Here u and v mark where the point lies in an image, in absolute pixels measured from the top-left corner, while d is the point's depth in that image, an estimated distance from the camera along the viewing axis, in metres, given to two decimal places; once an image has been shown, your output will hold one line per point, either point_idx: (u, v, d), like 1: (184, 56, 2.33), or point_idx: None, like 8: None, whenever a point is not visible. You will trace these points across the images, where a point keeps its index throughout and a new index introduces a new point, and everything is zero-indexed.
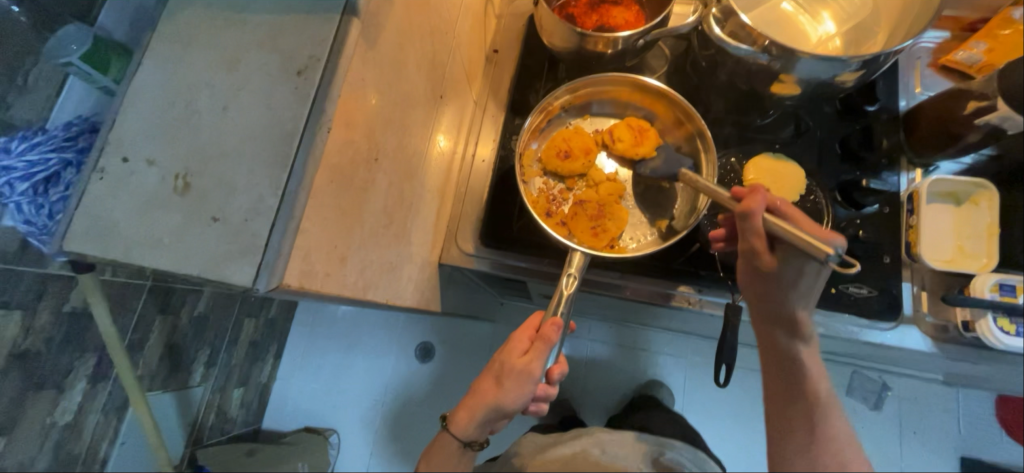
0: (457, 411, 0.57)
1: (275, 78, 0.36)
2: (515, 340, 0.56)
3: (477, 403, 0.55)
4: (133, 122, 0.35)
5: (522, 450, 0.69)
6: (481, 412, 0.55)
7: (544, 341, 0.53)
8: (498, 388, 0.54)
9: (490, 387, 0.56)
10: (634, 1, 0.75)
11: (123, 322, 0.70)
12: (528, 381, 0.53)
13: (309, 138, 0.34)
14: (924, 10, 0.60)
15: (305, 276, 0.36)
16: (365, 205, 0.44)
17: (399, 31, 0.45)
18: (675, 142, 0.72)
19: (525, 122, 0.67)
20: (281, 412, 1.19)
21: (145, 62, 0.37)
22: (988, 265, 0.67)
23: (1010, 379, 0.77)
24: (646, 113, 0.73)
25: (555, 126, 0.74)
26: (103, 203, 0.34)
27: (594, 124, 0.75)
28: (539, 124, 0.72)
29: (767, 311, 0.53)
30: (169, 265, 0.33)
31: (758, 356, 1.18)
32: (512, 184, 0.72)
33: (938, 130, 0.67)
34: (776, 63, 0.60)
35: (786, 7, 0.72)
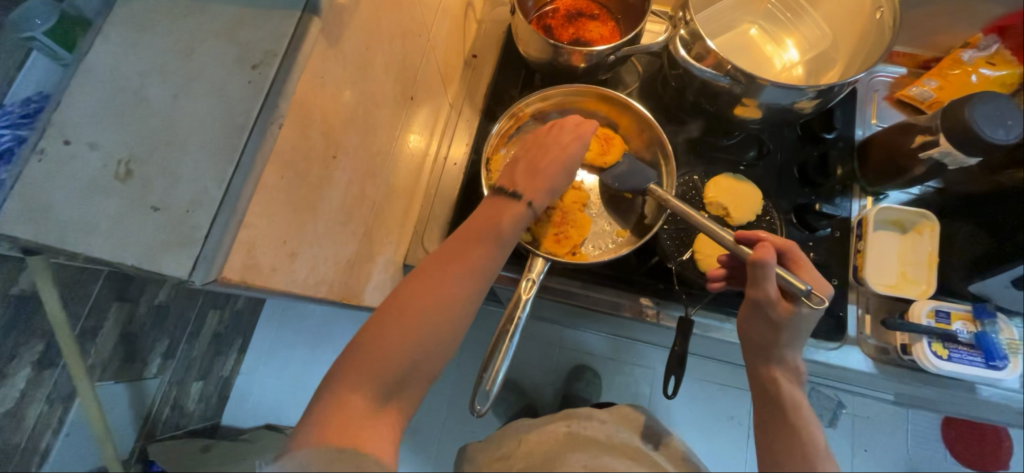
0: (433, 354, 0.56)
1: (230, 70, 0.36)
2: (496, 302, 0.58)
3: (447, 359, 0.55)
4: (78, 105, 0.35)
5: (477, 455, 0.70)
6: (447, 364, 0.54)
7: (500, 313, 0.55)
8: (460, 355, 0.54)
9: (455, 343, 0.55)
10: (610, 17, 0.77)
11: (75, 308, 0.66)
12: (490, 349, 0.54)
13: (259, 133, 0.34)
14: (877, 46, 0.63)
15: (248, 270, 0.35)
16: (321, 202, 0.44)
17: (366, 30, 0.45)
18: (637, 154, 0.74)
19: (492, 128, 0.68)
20: (241, 408, 1.17)
21: (97, 44, 0.36)
22: (926, 292, 0.71)
23: (947, 401, 0.81)
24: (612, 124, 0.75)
25: (524, 134, 0.75)
26: (40, 186, 0.33)
27: None
28: (507, 130, 0.73)
29: (754, 338, 0.55)
30: (105, 252, 0.33)
31: (721, 370, 1.21)
32: (481, 189, 0.72)
33: (888, 161, 0.71)
34: (737, 87, 0.62)
35: (753, 33, 0.75)
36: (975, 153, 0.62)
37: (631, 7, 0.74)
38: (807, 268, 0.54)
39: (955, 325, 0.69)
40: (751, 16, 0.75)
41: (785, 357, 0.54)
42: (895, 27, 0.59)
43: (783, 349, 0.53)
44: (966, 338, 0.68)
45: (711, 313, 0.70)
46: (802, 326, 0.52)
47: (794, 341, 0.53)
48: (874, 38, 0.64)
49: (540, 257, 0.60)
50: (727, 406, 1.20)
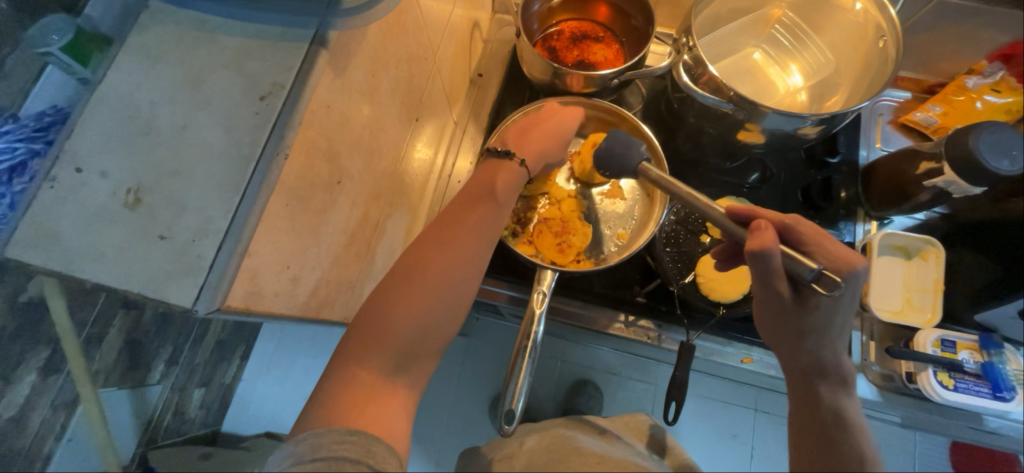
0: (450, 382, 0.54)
1: (236, 101, 0.36)
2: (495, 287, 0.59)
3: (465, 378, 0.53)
4: (89, 133, 0.35)
5: None
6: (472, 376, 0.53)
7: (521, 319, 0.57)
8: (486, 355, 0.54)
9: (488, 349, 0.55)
10: (614, 39, 0.78)
11: (81, 315, 0.65)
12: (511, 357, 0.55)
13: (265, 164, 0.35)
14: (881, 74, 0.63)
15: (251, 297, 0.36)
16: (324, 226, 0.45)
17: (372, 57, 0.46)
18: None
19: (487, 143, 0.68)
20: (243, 416, 1.17)
21: (109, 74, 0.37)
22: (931, 320, 0.70)
23: (953, 430, 0.80)
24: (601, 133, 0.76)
25: None
26: (50, 212, 0.34)
27: None
28: None
29: (778, 340, 0.49)
30: (110, 279, 0.33)
31: (725, 388, 1.19)
32: None
33: (892, 187, 0.70)
34: (740, 113, 0.62)
35: (757, 57, 0.76)
36: (979, 183, 0.61)
37: (636, 31, 0.75)
38: (824, 245, 0.46)
39: (961, 354, 0.68)
40: (755, 40, 0.76)
41: (818, 358, 0.48)
42: (897, 57, 0.60)
43: (812, 350, 0.47)
44: (972, 368, 0.67)
45: (713, 336, 0.70)
46: (827, 313, 0.45)
47: (821, 331, 0.46)
48: (877, 67, 0.64)
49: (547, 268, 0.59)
50: (730, 425, 1.19)
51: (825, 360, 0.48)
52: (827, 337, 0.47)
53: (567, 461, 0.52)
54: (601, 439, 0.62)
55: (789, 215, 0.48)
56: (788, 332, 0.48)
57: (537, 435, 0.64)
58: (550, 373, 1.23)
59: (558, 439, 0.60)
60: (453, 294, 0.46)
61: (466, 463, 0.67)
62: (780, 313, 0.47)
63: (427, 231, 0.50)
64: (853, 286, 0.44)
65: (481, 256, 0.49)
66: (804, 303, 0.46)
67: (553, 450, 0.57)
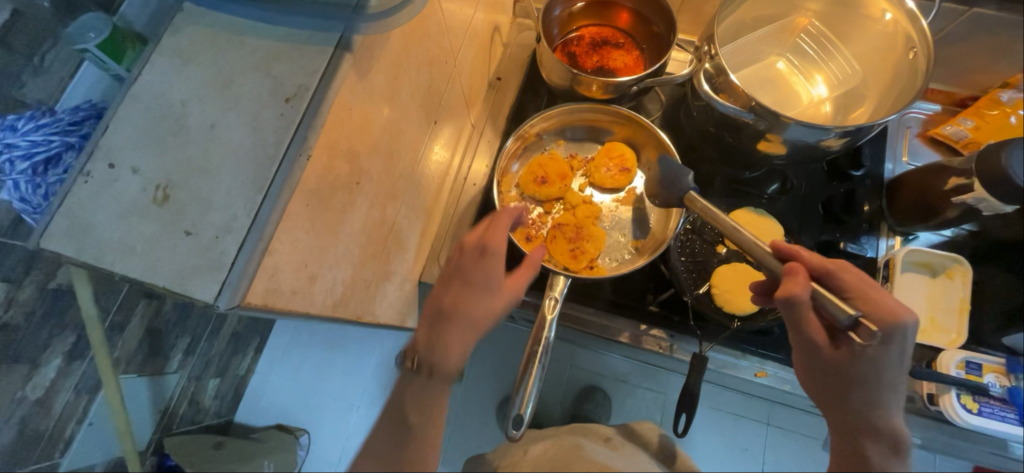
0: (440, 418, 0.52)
1: (263, 102, 0.37)
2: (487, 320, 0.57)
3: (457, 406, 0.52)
4: (124, 130, 0.37)
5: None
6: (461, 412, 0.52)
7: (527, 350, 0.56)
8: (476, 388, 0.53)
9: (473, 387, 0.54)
10: (635, 46, 0.77)
11: (106, 303, 0.67)
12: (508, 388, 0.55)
13: (288, 164, 0.36)
14: (910, 86, 0.61)
15: (270, 294, 0.37)
16: (342, 225, 0.46)
17: (394, 61, 0.47)
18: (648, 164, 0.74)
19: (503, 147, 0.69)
20: (256, 407, 1.20)
21: (144, 73, 0.38)
22: (956, 341, 0.68)
23: (977, 455, 0.77)
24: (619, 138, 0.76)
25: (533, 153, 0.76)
26: (84, 205, 0.35)
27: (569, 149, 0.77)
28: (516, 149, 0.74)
29: (820, 387, 0.50)
30: (138, 272, 0.35)
31: (737, 401, 1.17)
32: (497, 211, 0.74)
33: (917, 202, 0.68)
34: (761, 123, 0.61)
35: (781, 66, 0.75)
36: (1011, 201, 0.59)
37: (658, 38, 0.74)
38: (868, 293, 0.47)
39: (987, 378, 0.65)
40: (779, 49, 0.74)
41: (863, 410, 0.48)
42: (928, 69, 0.58)
43: (856, 404, 0.48)
44: (998, 393, 0.65)
45: (727, 349, 0.69)
46: (873, 365, 0.46)
47: (867, 383, 0.47)
48: (907, 79, 0.62)
49: (561, 274, 0.60)
50: (742, 438, 1.17)
51: (870, 413, 0.48)
52: (874, 390, 0.47)
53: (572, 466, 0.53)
54: (607, 446, 0.63)
55: (830, 260, 0.49)
56: (831, 380, 0.49)
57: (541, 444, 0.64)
58: (560, 378, 1.22)
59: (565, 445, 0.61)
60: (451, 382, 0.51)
61: (473, 465, 0.67)
62: (823, 366, 0.49)
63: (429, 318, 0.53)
64: (899, 335, 0.45)
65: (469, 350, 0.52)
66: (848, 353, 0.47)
67: (559, 456, 0.58)
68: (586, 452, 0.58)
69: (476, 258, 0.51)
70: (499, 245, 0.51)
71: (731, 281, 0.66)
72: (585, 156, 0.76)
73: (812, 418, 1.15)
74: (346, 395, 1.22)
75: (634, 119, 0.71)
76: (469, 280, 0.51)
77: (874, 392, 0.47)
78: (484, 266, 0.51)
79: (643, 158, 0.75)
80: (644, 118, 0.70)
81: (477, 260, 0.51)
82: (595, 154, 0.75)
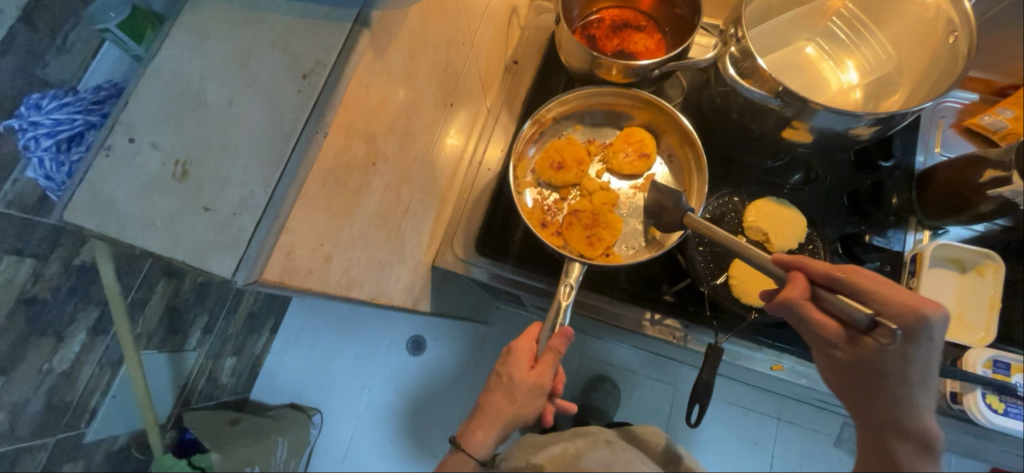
0: (474, 430, 0.53)
1: (281, 79, 0.37)
2: (519, 352, 0.56)
3: (492, 418, 0.53)
4: (143, 105, 0.37)
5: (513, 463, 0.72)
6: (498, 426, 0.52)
7: (554, 354, 0.54)
8: (510, 403, 0.53)
9: (502, 401, 0.54)
10: (656, 29, 0.75)
11: (128, 280, 0.69)
12: (538, 395, 0.54)
13: (305, 142, 0.36)
14: (949, 72, 0.58)
15: (287, 272, 0.37)
16: (358, 206, 0.45)
17: (412, 41, 0.46)
18: (667, 150, 0.73)
19: (521, 131, 0.67)
20: (271, 386, 1.22)
21: (163, 49, 0.38)
22: (984, 340, 0.66)
23: (998, 457, 0.75)
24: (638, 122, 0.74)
25: (550, 139, 0.74)
26: (106, 180, 0.36)
27: (587, 134, 0.75)
28: (533, 135, 0.72)
29: (842, 385, 0.49)
30: (158, 247, 0.35)
31: (748, 394, 1.16)
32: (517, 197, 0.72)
33: (948, 195, 0.66)
34: (788, 110, 0.59)
35: (809, 51, 0.72)
36: None
37: (680, 20, 0.72)
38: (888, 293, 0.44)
39: (1015, 378, 0.64)
40: (808, 33, 0.71)
41: (892, 408, 0.46)
42: (970, 54, 0.55)
43: (884, 400, 0.46)
44: None
45: (744, 341, 0.67)
46: (896, 360, 0.44)
47: (892, 378, 0.45)
48: (945, 65, 0.59)
49: (575, 260, 0.58)
50: (751, 432, 1.16)
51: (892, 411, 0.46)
52: (899, 384, 0.45)
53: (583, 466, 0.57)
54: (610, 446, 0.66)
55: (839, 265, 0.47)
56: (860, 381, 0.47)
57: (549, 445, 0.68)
58: (569, 367, 1.23)
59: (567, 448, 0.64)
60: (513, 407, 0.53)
61: None
62: (843, 364, 0.47)
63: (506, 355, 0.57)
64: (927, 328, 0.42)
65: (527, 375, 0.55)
66: (868, 349, 0.45)
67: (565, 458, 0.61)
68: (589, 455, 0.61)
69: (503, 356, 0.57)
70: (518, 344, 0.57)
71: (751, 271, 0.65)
72: (602, 141, 0.74)
73: (825, 414, 1.14)
74: (359, 377, 1.24)
75: (654, 104, 0.70)
76: (500, 374, 0.56)
77: (902, 389, 0.45)
78: (505, 365, 0.56)
79: (664, 145, 0.74)
80: (665, 102, 0.69)
81: (504, 362, 0.57)
82: (614, 140, 0.73)
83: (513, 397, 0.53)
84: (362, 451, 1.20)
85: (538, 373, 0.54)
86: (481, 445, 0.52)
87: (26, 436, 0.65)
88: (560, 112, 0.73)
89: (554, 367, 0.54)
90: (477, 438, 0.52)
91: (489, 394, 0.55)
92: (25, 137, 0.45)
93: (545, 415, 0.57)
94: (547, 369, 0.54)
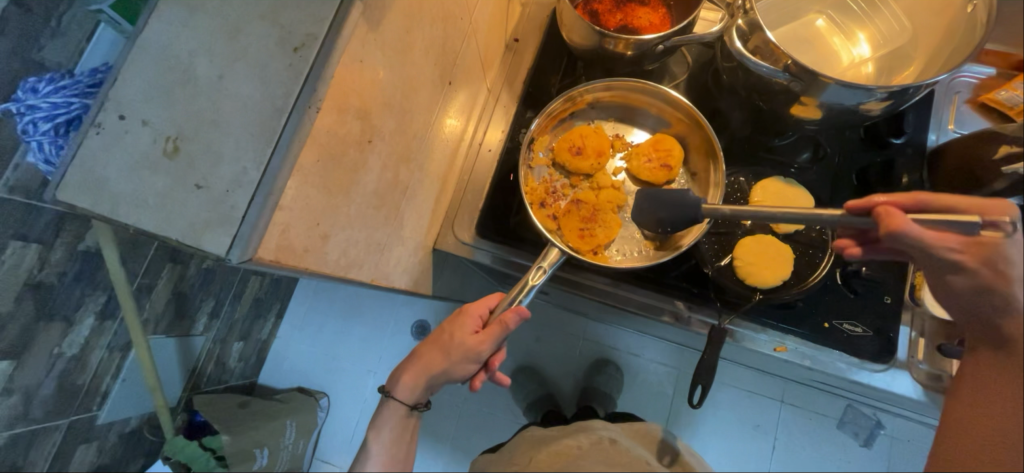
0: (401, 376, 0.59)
1: (272, 52, 0.36)
2: (467, 315, 0.57)
3: (422, 368, 0.57)
4: (132, 81, 0.36)
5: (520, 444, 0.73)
6: (425, 377, 0.57)
7: (501, 326, 0.54)
8: (444, 357, 0.56)
9: (436, 355, 0.57)
10: (661, 3, 0.73)
11: (133, 265, 0.69)
12: (470, 358, 0.55)
13: (297, 117, 0.35)
14: (966, 43, 0.56)
15: (282, 251, 0.37)
16: (355, 186, 0.45)
17: (407, 14, 0.45)
18: (692, 169, 0.71)
19: (543, 108, 0.66)
20: (277, 370, 1.24)
21: (151, 22, 0.37)
22: None
23: None
24: (669, 129, 0.72)
25: (577, 120, 0.73)
26: (96, 157, 0.35)
27: (615, 128, 0.74)
28: (563, 112, 0.72)
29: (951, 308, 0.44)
30: (151, 226, 0.35)
31: (751, 377, 1.16)
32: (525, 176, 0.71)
33: (963, 173, 0.64)
34: (796, 85, 0.58)
35: (820, 24, 0.69)
36: None
37: None
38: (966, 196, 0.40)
39: None
40: (819, 5, 0.69)
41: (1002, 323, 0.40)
42: (989, 23, 0.53)
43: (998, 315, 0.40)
44: None
45: (746, 322, 0.67)
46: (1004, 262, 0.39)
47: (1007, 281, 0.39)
48: (962, 36, 0.57)
49: (554, 246, 0.57)
50: (755, 414, 1.16)
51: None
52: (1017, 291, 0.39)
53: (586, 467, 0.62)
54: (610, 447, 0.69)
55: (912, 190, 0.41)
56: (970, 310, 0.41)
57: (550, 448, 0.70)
58: (572, 350, 1.23)
59: (570, 446, 0.69)
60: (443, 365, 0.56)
61: None
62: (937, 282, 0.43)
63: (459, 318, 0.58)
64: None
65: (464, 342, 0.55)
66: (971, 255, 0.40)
67: (566, 454, 0.67)
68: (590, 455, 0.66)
69: (453, 318, 0.59)
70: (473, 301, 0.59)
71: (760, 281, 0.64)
72: (631, 141, 0.73)
73: (828, 395, 1.14)
74: (363, 361, 1.25)
75: (691, 115, 0.67)
76: (442, 331, 0.58)
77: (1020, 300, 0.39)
78: (451, 325, 0.58)
79: (690, 162, 0.71)
80: (703, 117, 0.66)
81: (452, 322, 0.59)
82: (641, 142, 0.71)
83: (446, 354, 0.56)
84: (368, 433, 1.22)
85: (477, 340, 0.55)
86: (406, 388, 0.58)
87: (40, 418, 0.66)
88: (598, 96, 0.71)
89: (498, 337, 0.54)
90: (405, 383, 0.58)
91: (428, 348, 0.59)
92: (23, 122, 0.45)
93: (473, 381, 0.56)
94: (487, 338, 0.54)
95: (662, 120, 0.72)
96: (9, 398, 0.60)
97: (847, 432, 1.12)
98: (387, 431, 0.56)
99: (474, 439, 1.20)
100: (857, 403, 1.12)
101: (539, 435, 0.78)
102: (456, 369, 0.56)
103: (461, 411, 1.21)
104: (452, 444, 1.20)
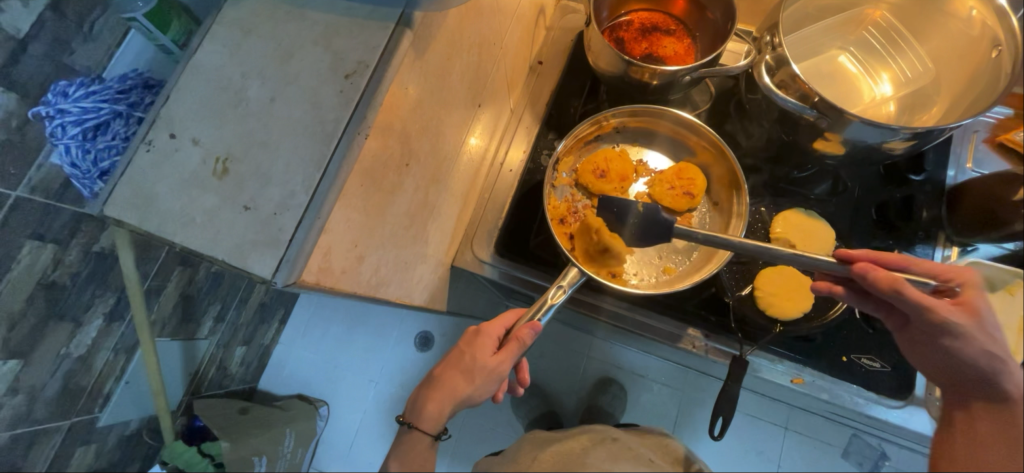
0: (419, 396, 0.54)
1: (323, 78, 0.37)
2: (485, 336, 0.56)
3: (444, 395, 0.54)
4: (184, 100, 0.37)
5: (524, 449, 0.73)
6: (450, 405, 0.54)
7: (517, 342, 0.53)
8: (466, 383, 0.54)
9: (459, 381, 0.55)
10: (686, 33, 0.74)
11: (144, 268, 0.69)
12: (495, 379, 0.54)
13: (346, 142, 0.36)
14: (992, 87, 0.57)
15: (322, 273, 0.37)
16: (389, 207, 0.45)
17: (449, 41, 0.46)
18: (713, 198, 0.71)
19: (572, 130, 0.67)
20: (279, 376, 1.23)
21: (204, 43, 0.38)
22: None
23: None
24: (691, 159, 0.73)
25: (602, 143, 0.74)
26: (146, 174, 0.36)
27: (639, 152, 0.74)
28: (587, 135, 0.72)
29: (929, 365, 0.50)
30: (195, 244, 0.35)
31: (758, 403, 1.15)
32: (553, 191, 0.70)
33: (983, 213, 0.65)
34: (822, 121, 0.58)
35: (842, 60, 0.71)
36: None
37: (712, 24, 0.71)
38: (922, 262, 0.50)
39: None
40: (842, 42, 0.70)
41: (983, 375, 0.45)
42: (1015, 69, 0.54)
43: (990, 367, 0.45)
44: None
45: (764, 353, 0.66)
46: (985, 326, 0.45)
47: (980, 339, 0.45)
48: (987, 82, 0.58)
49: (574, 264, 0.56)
50: (758, 441, 1.15)
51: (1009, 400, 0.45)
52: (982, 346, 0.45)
53: (588, 466, 0.62)
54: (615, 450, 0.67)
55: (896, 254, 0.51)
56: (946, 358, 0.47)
57: (551, 452, 0.67)
58: (576, 367, 1.22)
59: (574, 447, 0.68)
60: (458, 398, 0.54)
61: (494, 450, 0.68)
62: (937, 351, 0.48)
63: (465, 337, 0.58)
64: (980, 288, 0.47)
65: (479, 364, 0.54)
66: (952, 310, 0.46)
67: (570, 456, 0.66)
68: (594, 454, 0.66)
69: (472, 337, 0.57)
70: (492, 329, 0.57)
71: (775, 307, 0.65)
72: (654, 167, 0.73)
73: (833, 425, 1.13)
74: (367, 370, 1.24)
75: (719, 149, 0.68)
76: (462, 352, 0.56)
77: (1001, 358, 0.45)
78: (470, 347, 0.56)
79: (712, 191, 0.71)
80: (730, 152, 0.67)
81: (470, 342, 0.57)
82: (665, 169, 0.72)
83: (470, 379, 0.54)
84: (366, 442, 1.20)
85: (499, 361, 0.54)
86: (432, 418, 0.54)
87: (42, 419, 0.65)
88: (623, 121, 0.72)
89: (516, 354, 0.54)
90: (430, 413, 0.54)
91: (451, 374, 0.55)
92: (52, 124, 0.46)
93: (497, 393, 0.58)
94: (508, 357, 0.54)
95: (687, 149, 0.73)
96: (14, 398, 0.60)
97: (852, 462, 1.11)
98: (411, 457, 0.53)
99: (473, 454, 1.18)
100: (862, 433, 1.11)
101: (537, 438, 0.77)
102: (480, 393, 0.54)
103: (463, 425, 1.20)
104: (451, 457, 1.19)
